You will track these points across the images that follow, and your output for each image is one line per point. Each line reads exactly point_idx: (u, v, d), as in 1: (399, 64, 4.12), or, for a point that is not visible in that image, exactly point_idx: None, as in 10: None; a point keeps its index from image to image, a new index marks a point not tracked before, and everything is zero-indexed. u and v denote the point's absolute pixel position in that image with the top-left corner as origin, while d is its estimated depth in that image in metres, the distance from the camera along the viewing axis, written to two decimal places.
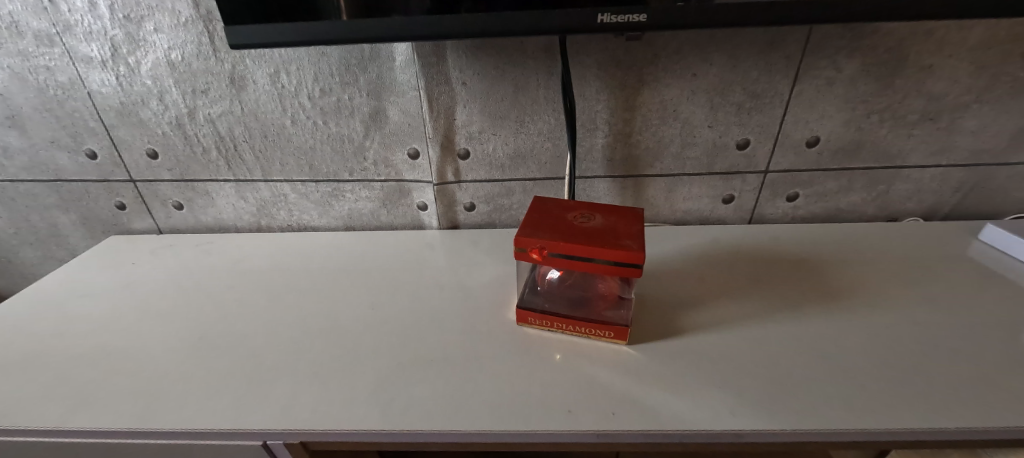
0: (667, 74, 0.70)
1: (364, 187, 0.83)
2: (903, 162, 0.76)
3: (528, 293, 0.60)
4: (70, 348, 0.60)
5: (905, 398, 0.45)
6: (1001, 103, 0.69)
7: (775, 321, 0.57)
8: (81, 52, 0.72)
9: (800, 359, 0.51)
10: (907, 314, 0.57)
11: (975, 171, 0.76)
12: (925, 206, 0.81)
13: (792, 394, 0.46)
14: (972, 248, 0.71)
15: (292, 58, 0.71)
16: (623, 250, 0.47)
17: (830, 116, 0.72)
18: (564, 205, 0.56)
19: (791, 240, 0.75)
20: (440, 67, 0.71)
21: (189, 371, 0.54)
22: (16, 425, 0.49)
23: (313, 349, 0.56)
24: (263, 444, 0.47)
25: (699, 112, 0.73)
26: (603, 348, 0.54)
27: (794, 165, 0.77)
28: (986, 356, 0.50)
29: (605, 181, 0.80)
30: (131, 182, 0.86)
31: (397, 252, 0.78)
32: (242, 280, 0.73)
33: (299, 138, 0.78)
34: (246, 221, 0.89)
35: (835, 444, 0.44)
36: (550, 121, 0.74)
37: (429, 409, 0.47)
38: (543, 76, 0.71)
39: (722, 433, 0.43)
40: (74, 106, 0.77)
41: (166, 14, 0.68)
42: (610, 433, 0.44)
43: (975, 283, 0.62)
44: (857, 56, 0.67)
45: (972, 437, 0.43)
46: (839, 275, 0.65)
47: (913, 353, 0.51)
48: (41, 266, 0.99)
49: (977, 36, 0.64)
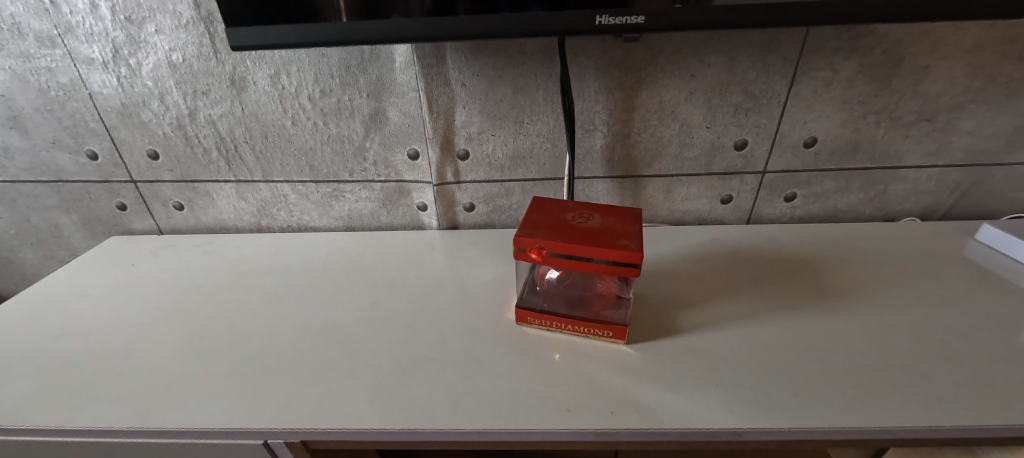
0: (665, 75, 0.70)
1: (364, 187, 0.84)
2: (900, 162, 0.76)
3: (527, 292, 0.60)
4: (71, 348, 0.60)
5: (901, 396, 0.46)
6: (997, 104, 0.70)
7: (773, 320, 0.58)
8: (83, 53, 0.72)
9: (797, 358, 0.51)
10: (903, 313, 0.58)
11: (972, 171, 0.77)
12: (923, 206, 0.81)
13: (789, 393, 0.47)
14: (968, 248, 0.71)
15: (293, 59, 0.71)
16: (621, 250, 0.47)
17: (827, 117, 0.72)
18: (563, 206, 0.57)
19: (789, 240, 0.76)
20: (440, 68, 0.71)
21: (190, 371, 0.54)
22: (18, 424, 0.49)
23: (313, 349, 0.57)
24: (264, 443, 0.47)
25: (697, 113, 0.73)
26: (602, 347, 0.54)
27: (792, 166, 0.77)
28: (983, 356, 0.50)
29: (604, 181, 0.80)
30: (132, 183, 0.86)
31: (397, 252, 0.79)
32: (242, 280, 0.73)
33: (300, 139, 0.79)
34: (247, 221, 0.90)
35: (832, 442, 0.44)
36: (549, 122, 0.75)
37: (429, 408, 0.47)
38: (543, 76, 0.71)
39: (720, 431, 0.44)
40: (75, 108, 0.78)
41: (167, 16, 0.69)
42: (609, 431, 0.44)
43: (972, 283, 0.63)
44: (854, 57, 0.67)
45: (967, 435, 0.44)
46: (836, 274, 0.66)
47: (910, 352, 0.51)
48: (42, 267, 0.99)
49: (973, 38, 0.65)
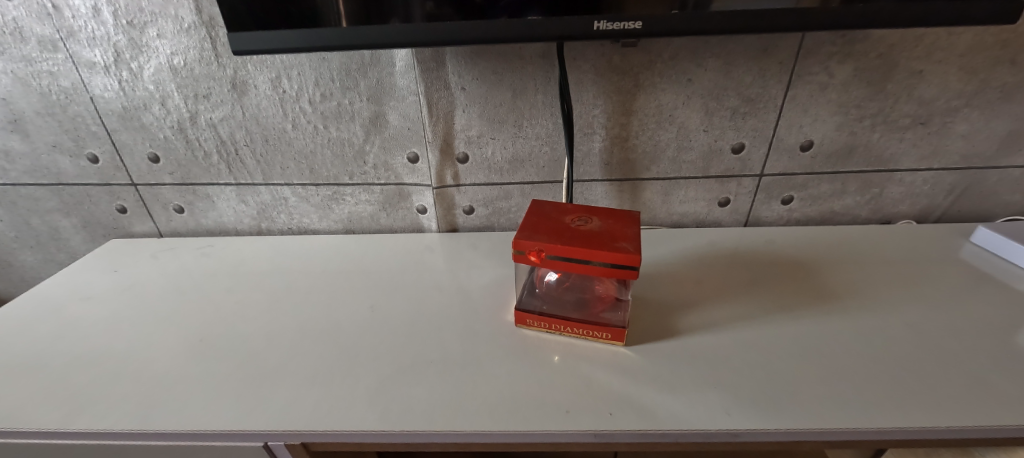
0: (663, 79, 0.71)
1: (364, 190, 0.84)
2: (896, 165, 0.77)
3: (527, 294, 0.61)
4: (71, 351, 0.60)
5: (899, 396, 0.46)
6: (991, 108, 0.71)
7: (769, 321, 0.58)
8: (85, 57, 0.73)
9: (794, 359, 0.52)
10: (899, 314, 0.58)
11: (967, 174, 0.77)
12: (918, 209, 0.82)
13: (788, 394, 0.47)
14: (964, 250, 0.72)
15: (293, 63, 0.72)
16: (620, 252, 0.48)
17: (823, 121, 0.73)
18: (561, 208, 0.57)
19: (785, 242, 0.76)
20: (440, 73, 0.72)
21: (190, 373, 0.55)
22: (18, 427, 0.49)
23: (313, 351, 0.57)
24: (265, 445, 0.47)
25: (695, 117, 0.74)
26: (601, 349, 0.55)
27: (789, 169, 0.78)
28: (980, 357, 0.51)
29: (603, 184, 0.81)
30: (132, 186, 0.87)
31: (398, 255, 0.79)
32: (241, 283, 0.73)
33: (300, 142, 0.79)
34: (247, 224, 0.90)
35: (831, 443, 0.45)
36: (548, 126, 0.76)
37: (429, 409, 0.47)
38: (541, 81, 0.72)
39: (718, 432, 0.44)
40: (77, 111, 0.78)
41: (169, 20, 0.69)
42: (608, 432, 0.45)
43: (968, 285, 0.63)
44: (849, 61, 0.68)
45: (965, 436, 0.44)
46: (833, 276, 0.66)
47: (907, 354, 0.52)
48: (41, 270, 0.99)
49: (966, 43, 0.66)
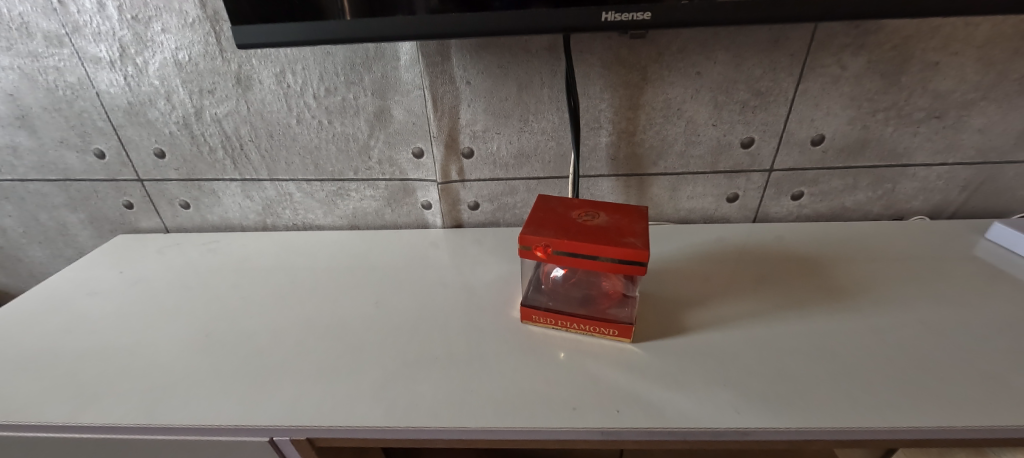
0: (672, 72, 0.70)
1: (368, 186, 0.84)
2: (910, 160, 0.75)
3: (532, 290, 0.60)
4: (78, 345, 0.60)
5: (913, 396, 0.45)
6: (1008, 101, 0.69)
7: (779, 319, 0.57)
8: (90, 53, 0.73)
9: (805, 359, 0.51)
10: (912, 312, 0.57)
11: (982, 169, 0.76)
12: (933, 204, 0.80)
13: (799, 393, 0.46)
14: (980, 247, 0.70)
15: (298, 57, 0.72)
16: (627, 248, 0.47)
17: (835, 115, 0.72)
18: (568, 204, 0.57)
19: (794, 238, 0.75)
20: (445, 67, 0.71)
21: (196, 368, 0.55)
22: (25, 420, 0.50)
23: (318, 348, 0.57)
24: (268, 441, 0.47)
25: (703, 110, 0.72)
26: (607, 346, 0.54)
27: (800, 164, 0.77)
28: (996, 356, 0.50)
29: (608, 180, 0.80)
30: (139, 182, 0.87)
31: (403, 251, 0.79)
32: (247, 279, 0.73)
33: (304, 138, 0.79)
34: (252, 220, 0.90)
35: (842, 442, 0.44)
36: (553, 120, 0.75)
37: (434, 406, 0.47)
38: (548, 75, 0.71)
39: (727, 430, 0.43)
40: (83, 106, 0.78)
41: (173, 14, 0.69)
42: (614, 430, 0.44)
43: (984, 283, 0.62)
44: (862, 53, 0.66)
45: (981, 436, 0.43)
46: (845, 274, 0.65)
47: (921, 353, 0.51)
48: (49, 266, 1.00)
49: (984, 33, 0.64)
